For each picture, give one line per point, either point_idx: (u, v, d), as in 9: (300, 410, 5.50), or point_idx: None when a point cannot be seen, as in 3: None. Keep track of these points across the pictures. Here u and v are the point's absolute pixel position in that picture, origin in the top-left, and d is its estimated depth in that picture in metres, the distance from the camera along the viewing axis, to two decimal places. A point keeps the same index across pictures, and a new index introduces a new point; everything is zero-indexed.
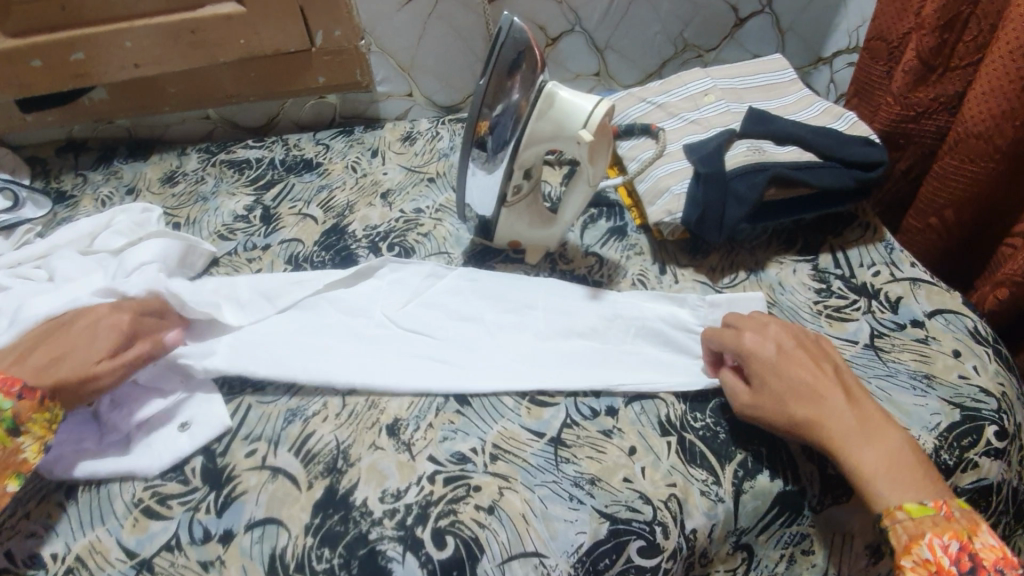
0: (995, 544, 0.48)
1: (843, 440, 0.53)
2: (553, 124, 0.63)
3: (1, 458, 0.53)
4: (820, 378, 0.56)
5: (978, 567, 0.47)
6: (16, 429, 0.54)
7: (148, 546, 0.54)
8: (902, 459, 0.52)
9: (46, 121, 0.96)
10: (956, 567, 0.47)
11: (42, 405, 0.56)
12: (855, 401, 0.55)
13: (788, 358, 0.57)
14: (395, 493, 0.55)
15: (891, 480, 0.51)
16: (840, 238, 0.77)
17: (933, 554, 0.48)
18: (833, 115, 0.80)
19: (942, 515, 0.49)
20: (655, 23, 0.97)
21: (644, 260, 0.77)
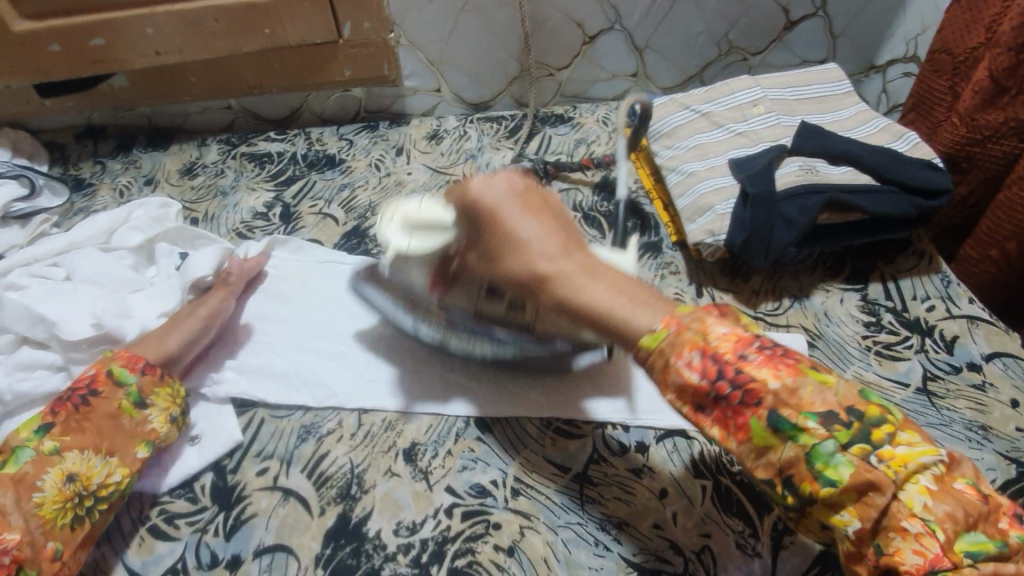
0: (728, 330, 0.43)
1: (565, 275, 0.50)
2: (420, 248, 0.59)
3: (130, 428, 0.56)
4: (544, 218, 0.53)
5: (723, 368, 0.42)
6: (141, 401, 0.57)
7: (153, 569, 0.52)
8: (623, 281, 0.49)
9: (65, 106, 0.93)
10: (707, 378, 0.42)
11: (164, 379, 0.59)
12: (570, 233, 0.53)
13: (501, 197, 0.54)
14: (411, 526, 0.53)
15: (622, 305, 0.47)
16: (892, 266, 0.72)
17: (680, 375, 0.43)
18: (894, 133, 0.74)
19: (675, 330, 0.44)
20: (700, 23, 0.90)
21: (680, 280, 0.72)
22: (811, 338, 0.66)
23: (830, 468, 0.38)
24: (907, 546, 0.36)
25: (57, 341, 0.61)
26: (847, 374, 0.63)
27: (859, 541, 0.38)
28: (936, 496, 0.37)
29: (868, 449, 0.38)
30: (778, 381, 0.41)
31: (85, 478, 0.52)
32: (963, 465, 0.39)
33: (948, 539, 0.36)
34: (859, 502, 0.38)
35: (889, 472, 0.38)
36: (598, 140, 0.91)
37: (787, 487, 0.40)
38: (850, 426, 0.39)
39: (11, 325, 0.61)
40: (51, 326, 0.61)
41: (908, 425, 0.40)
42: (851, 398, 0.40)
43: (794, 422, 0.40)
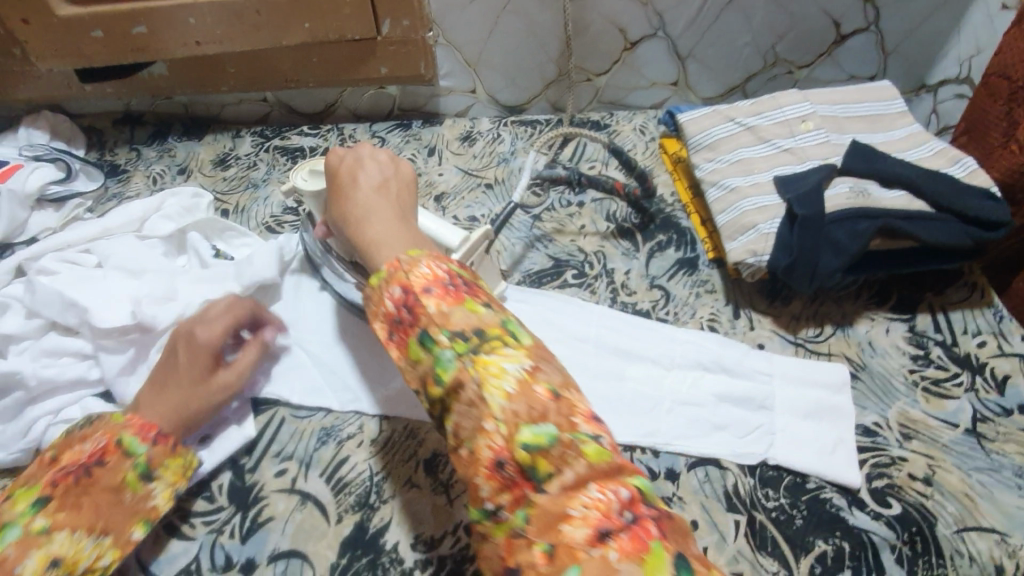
0: (428, 270, 0.45)
1: (361, 217, 0.52)
2: (313, 186, 0.62)
3: (130, 504, 0.49)
4: (376, 182, 0.56)
5: (410, 300, 0.44)
6: (148, 474, 0.50)
7: (167, 568, 0.51)
8: (404, 231, 0.51)
9: (104, 92, 0.93)
10: (394, 308, 0.45)
11: (176, 449, 0.52)
12: (400, 196, 0.55)
13: (354, 160, 0.57)
14: (428, 541, 0.51)
15: (379, 247, 0.50)
16: (942, 297, 0.68)
17: (382, 303, 0.46)
18: (950, 158, 0.71)
19: (393, 267, 0.46)
20: (746, 34, 0.87)
21: (716, 300, 0.69)
22: (854, 369, 0.63)
23: (442, 372, 0.41)
24: (485, 446, 0.38)
25: (86, 328, 0.61)
26: (891, 410, 0.60)
27: (458, 440, 0.40)
28: (511, 397, 0.38)
29: (470, 356, 0.40)
30: (435, 306, 0.43)
31: (72, 564, 0.45)
32: (552, 374, 0.40)
33: (510, 431, 0.37)
34: (455, 401, 0.40)
35: (472, 371, 0.39)
36: (634, 149, 0.88)
37: (424, 396, 0.43)
38: (469, 340, 0.41)
39: (42, 310, 0.61)
40: (81, 313, 0.61)
41: (528, 348, 0.41)
42: (488, 323, 0.43)
43: (430, 337, 0.42)
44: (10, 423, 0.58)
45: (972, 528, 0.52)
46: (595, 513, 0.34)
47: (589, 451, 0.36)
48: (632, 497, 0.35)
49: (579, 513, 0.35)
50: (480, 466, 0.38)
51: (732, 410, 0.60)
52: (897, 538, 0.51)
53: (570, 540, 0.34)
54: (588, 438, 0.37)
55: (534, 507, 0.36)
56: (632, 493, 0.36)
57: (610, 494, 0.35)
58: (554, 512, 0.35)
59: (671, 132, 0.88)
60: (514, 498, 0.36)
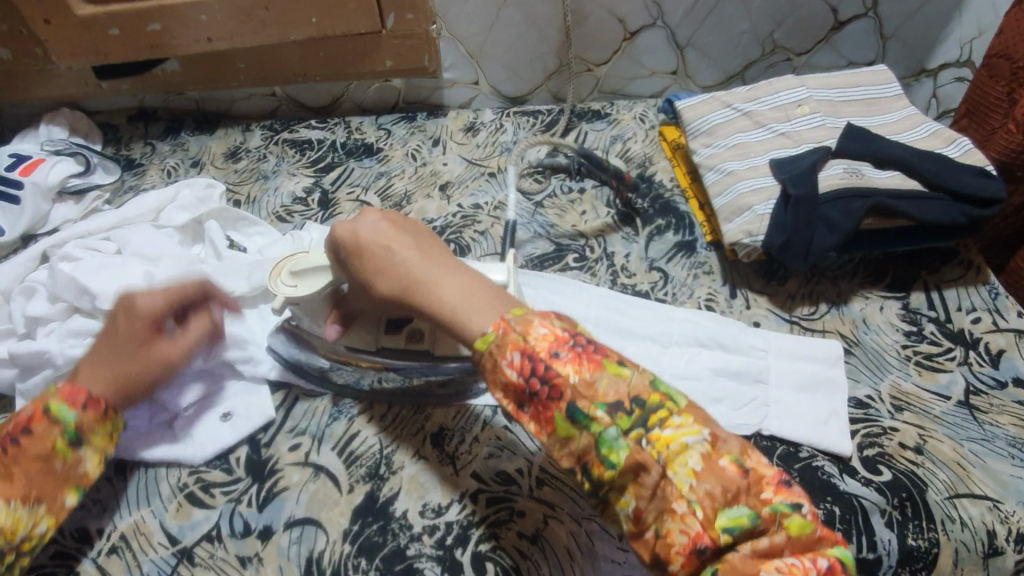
0: (549, 330, 0.42)
1: (432, 283, 0.48)
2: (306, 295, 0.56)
3: (62, 471, 0.50)
4: (410, 237, 0.52)
5: (544, 370, 0.41)
6: (79, 441, 0.51)
7: (189, 533, 0.54)
8: (479, 291, 0.47)
9: (119, 89, 0.96)
10: (524, 379, 0.42)
11: (106, 416, 0.53)
12: (439, 248, 0.52)
13: (369, 230, 0.52)
14: (436, 509, 0.54)
15: (471, 314, 0.45)
16: (937, 275, 0.70)
17: (501, 373, 0.42)
18: (945, 139, 0.72)
19: (501, 333, 0.43)
20: (744, 21, 0.89)
21: (713, 281, 0.71)
22: (848, 345, 0.65)
23: (612, 453, 0.39)
24: (674, 526, 0.38)
25: (107, 310, 0.64)
26: (884, 383, 0.62)
27: (639, 522, 0.40)
28: (700, 476, 0.39)
29: (643, 434, 0.40)
30: (578, 377, 0.41)
31: (8, 532, 0.47)
32: (727, 441, 0.41)
33: (707, 514, 0.38)
34: (634, 484, 0.39)
35: (654, 453, 0.39)
36: (634, 136, 0.90)
37: (584, 474, 0.41)
38: (632, 414, 0.40)
39: (65, 293, 0.64)
40: (102, 296, 0.64)
41: (688, 409, 0.41)
42: (639, 388, 0.41)
43: (585, 413, 0.40)
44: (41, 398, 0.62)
45: (963, 495, 0.54)
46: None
47: (791, 523, 0.38)
48: (831, 565, 0.37)
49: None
50: (673, 552, 0.38)
51: (727, 384, 0.62)
52: (887, 502, 0.53)
53: None
54: (789, 511, 0.38)
55: (721, 563, 0.37)
56: (830, 562, 0.38)
57: (809, 562, 0.37)
58: (747, 574, 0.37)
59: (671, 119, 0.89)
60: (705, 568, 0.38)
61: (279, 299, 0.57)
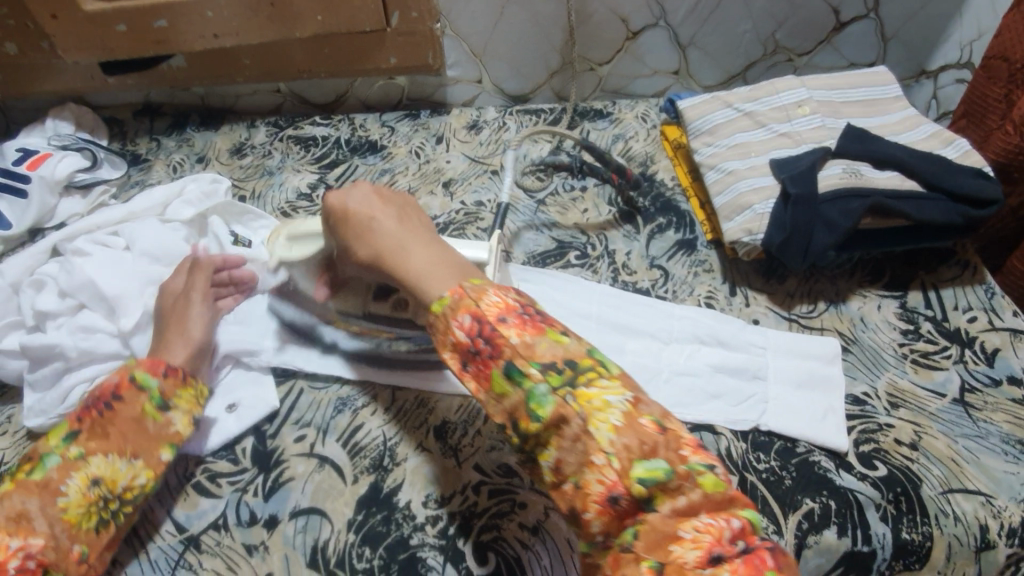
0: (499, 299, 0.45)
1: (398, 251, 0.52)
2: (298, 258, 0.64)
3: (153, 430, 0.54)
4: (393, 211, 0.55)
5: (488, 330, 0.43)
6: (164, 404, 0.55)
7: (196, 523, 0.54)
8: (445, 261, 0.50)
9: (125, 84, 0.97)
10: (471, 340, 0.44)
11: (186, 381, 0.57)
12: (422, 224, 0.55)
13: (356, 202, 0.55)
14: (439, 499, 0.54)
15: (428, 279, 0.48)
16: (934, 275, 0.71)
17: (450, 333, 0.45)
18: (944, 140, 0.73)
19: (456, 299, 0.45)
20: (746, 22, 0.89)
21: (713, 278, 0.72)
22: (846, 343, 0.66)
23: (539, 408, 0.41)
24: (592, 477, 0.40)
25: (115, 303, 0.65)
26: (881, 381, 0.63)
27: (560, 473, 0.41)
28: (619, 432, 0.40)
29: (569, 390, 0.41)
30: (518, 339, 0.43)
31: (110, 481, 0.51)
32: (652, 405, 0.42)
33: (624, 467, 0.39)
34: (557, 436, 0.41)
35: (576, 408, 0.41)
36: (636, 135, 0.90)
37: (513, 429, 0.43)
38: (563, 373, 0.42)
39: (74, 286, 0.65)
40: (109, 288, 0.64)
41: (618, 375, 0.43)
42: (575, 353, 0.43)
43: (520, 370, 0.42)
44: (49, 390, 0.62)
45: (956, 490, 0.55)
46: (707, 537, 0.38)
47: (706, 482, 0.39)
48: (742, 527, 0.39)
49: (690, 535, 0.38)
50: (591, 500, 0.40)
51: (727, 380, 0.63)
52: (883, 497, 0.54)
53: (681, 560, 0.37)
54: (702, 469, 0.40)
55: (643, 524, 0.39)
56: (742, 522, 0.39)
57: (722, 521, 0.38)
58: (665, 532, 0.38)
59: (672, 119, 0.90)
60: (624, 522, 0.40)
61: (274, 259, 0.66)
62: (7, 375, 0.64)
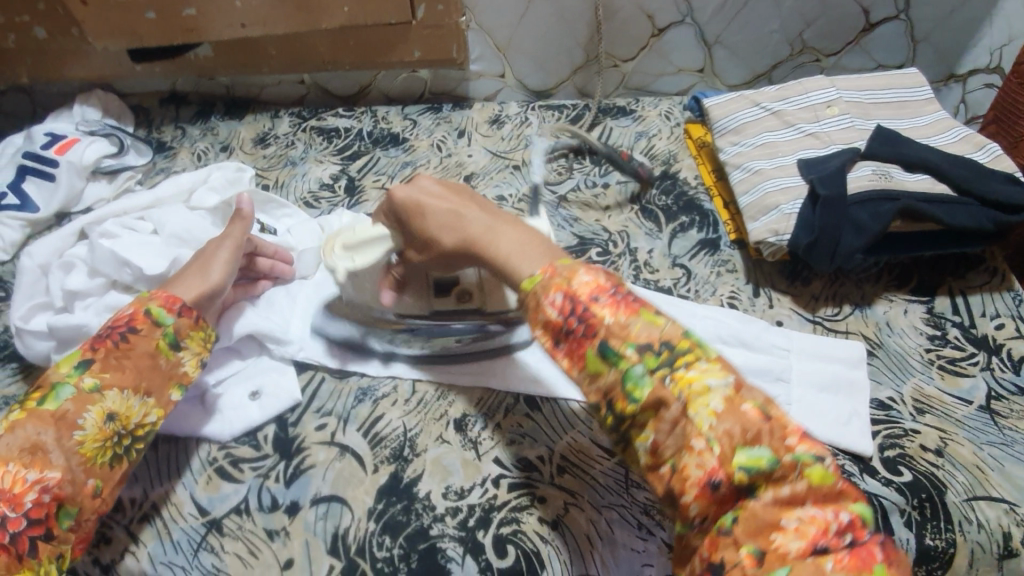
0: (592, 276, 0.42)
1: (487, 236, 0.48)
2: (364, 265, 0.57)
3: (165, 369, 0.55)
4: (466, 199, 0.52)
5: (582, 310, 0.41)
6: (177, 344, 0.55)
7: (219, 506, 0.55)
8: (538, 243, 0.47)
9: (152, 72, 0.98)
10: (562, 318, 0.42)
11: (199, 323, 0.57)
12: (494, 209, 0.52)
13: (429, 195, 0.52)
14: (459, 491, 0.55)
15: (522, 258, 0.45)
16: (962, 281, 0.69)
17: (542, 311, 0.42)
18: (975, 144, 0.72)
19: (547, 277, 0.43)
20: (775, 21, 0.88)
21: (737, 279, 0.72)
22: (872, 347, 0.65)
23: (635, 389, 0.39)
24: (691, 462, 0.37)
25: (144, 286, 0.66)
26: (906, 386, 0.62)
27: (657, 455, 0.39)
28: (721, 417, 0.37)
29: (668, 372, 0.39)
30: (617, 320, 0.41)
31: (124, 417, 0.52)
32: (754, 390, 0.39)
33: (725, 453, 0.37)
34: (654, 419, 0.39)
35: (676, 391, 0.38)
36: (659, 133, 0.90)
37: (606, 407, 0.41)
38: (659, 354, 0.40)
39: (103, 268, 0.66)
40: (137, 272, 0.65)
41: (717, 358, 0.40)
42: (671, 335, 0.41)
43: (615, 351, 0.40)
44: None
45: (980, 497, 0.54)
46: (813, 528, 0.35)
47: (813, 474, 0.37)
48: (853, 520, 0.36)
49: (794, 525, 0.36)
50: (689, 486, 0.37)
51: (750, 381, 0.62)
52: (907, 503, 0.54)
53: (783, 549, 0.35)
54: (812, 461, 0.37)
55: (743, 510, 0.36)
56: (853, 516, 0.36)
57: (830, 514, 0.36)
58: (767, 520, 0.36)
59: (696, 118, 0.90)
60: (723, 508, 0.37)
61: (340, 274, 0.58)
62: (34, 356, 0.65)
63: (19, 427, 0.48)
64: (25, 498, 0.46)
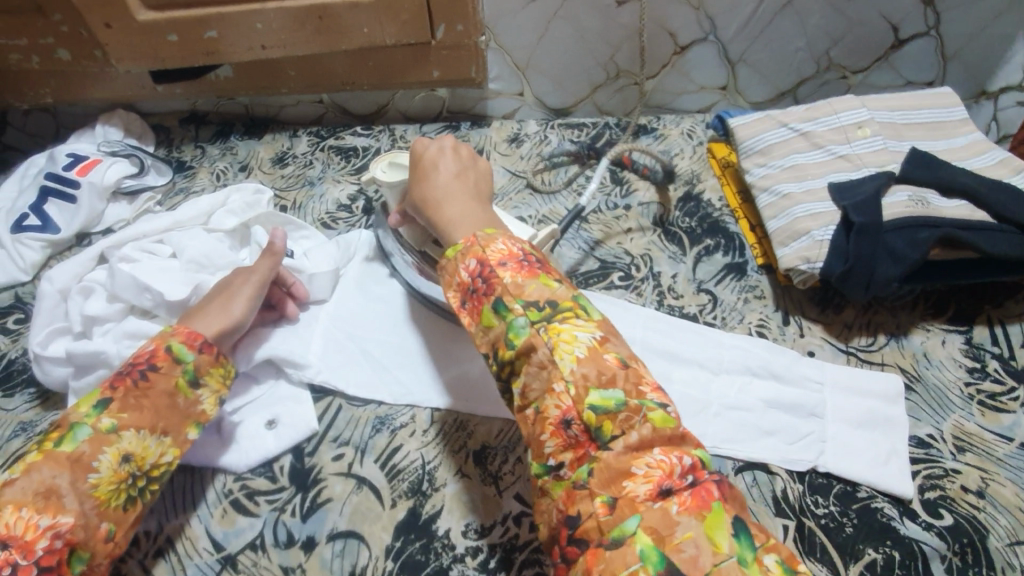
0: (503, 247, 0.50)
1: (440, 205, 0.56)
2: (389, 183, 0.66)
3: (183, 408, 0.54)
4: (457, 168, 0.59)
5: (484, 271, 0.48)
6: (196, 381, 0.55)
7: (234, 541, 0.54)
8: (473, 217, 0.55)
9: (174, 92, 0.98)
10: (471, 280, 0.49)
11: (219, 360, 0.57)
12: (476, 187, 0.59)
13: (434, 154, 0.60)
14: (479, 529, 0.53)
15: (454, 229, 0.53)
16: (1001, 310, 0.67)
17: (456, 274, 0.50)
18: (1014, 167, 0.69)
19: (467, 246, 0.51)
20: (800, 39, 0.86)
21: (765, 305, 0.69)
22: (909, 380, 0.62)
23: (515, 337, 0.45)
24: (552, 403, 0.43)
25: (164, 310, 0.65)
26: (946, 422, 0.59)
27: (525, 398, 0.45)
28: (581, 362, 0.43)
29: (545, 324, 0.45)
30: (512, 280, 0.47)
31: (140, 458, 0.51)
32: (620, 348, 0.45)
33: (580, 394, 0.42)
34: (525, 364, 0.45)
35: (546, 338, 0.44)
36: (681, 153, 0.88)
37: (494, 358, 0.47)
38: (543, 310, 0.46)
39: (123, 292, 0.66)
40: (157, 296, 0.65)
41: (597, 320, 0.46)
42: (559, 297, 0.47)
43: (505, 306, 0.46)
44: None
45: None
46: (658, 472, 0.39)
47: (655, 418, 0.41)
48: (693, 464, 0.40)
49: (643, 471, 0.39)
50: (548, 423, 0.43)
51: (781, 416, 0.60)
52: (949, 549, 0.51)
53: (632, 494, 0.39)
54: (654, 406, 0.42)
55: (597, 462, 0.40)
56: (693, 460, 0.40)
57: (674, 458, 0.40)
58: (618, 469, 0.40)
59: (720, 137, 0.88)
60: (580, 458, 0.41)
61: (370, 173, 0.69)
62: (51, 382, 0.64)
63: (34, 470, 0.47)
64: (37, 545, 0.45)
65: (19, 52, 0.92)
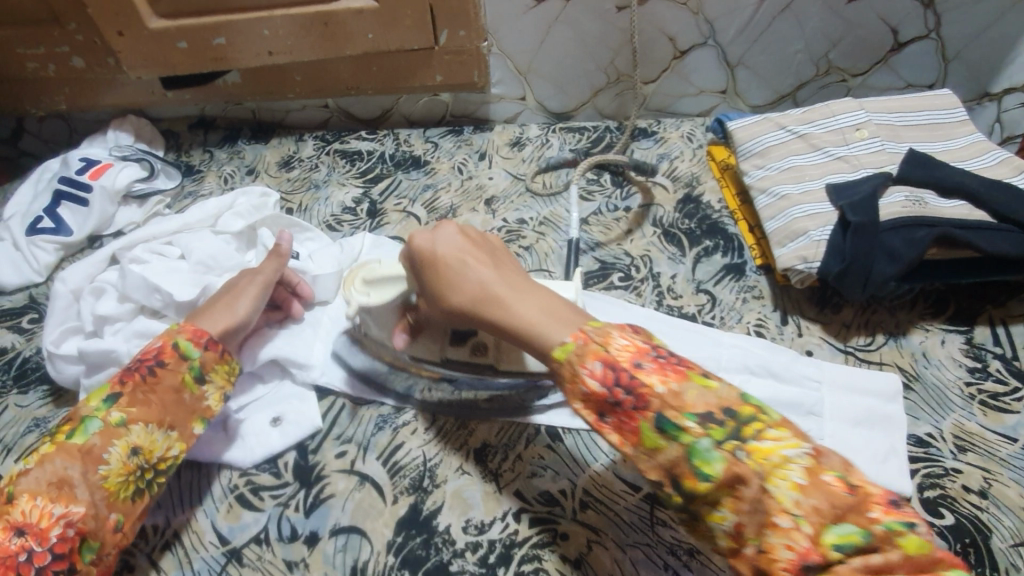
0: (629, 341, 0.43)
1: (505, 299, 0.48)
2: (381, 303, 0.57)
3: (189, 403, 0.55)
4: (488, 254, 0.52)
5: (624, 378, 0.42)
6: (201, 377, 0.56)
7: (239, 536, 0.55)
8: (558, 305, 0.48)
9: (183, 99, 1.00)
10: (606, 389, 0.42)
11: (223, 357, 0.58)
12: (515, 267, 0.52)
13: (448, 247, 0.51)
14: (479, 525, 0.54)
15: (552, 326, 0.46)
16: (1003, 310, 0.67)
17: (583, 382, 0.43)
18: (1014, 167, 0.69)
19: (581, 344, 0.44)
20: (799, 41, 0.87)
21: (763, 305, 0.70)
22: (908, 380, 0.62)
23: (705, 465, 0.39)
24: (778, 541, 0.37)
25: (173, 310, 0.67)
26: (946, 422, 0.59)
27: (738, 538, 0.39)
28: (805, 490, 0.37)
29: (738, 445, 0.39)
30: (664, 387, 0.41)
31: (148, 451, 0.52)
32: (832, 458, 0.39)
33: (815, 531, 0.36)
34: (734, 498, 0.38)
35: (754, 466, 0.38)
36: (681, 155, 0.89)
37: (673, 487, 0.41)
38: (725, 424, 0.40)
39: (132, 292, 0.67)
40: (166, 296, 0.67)
41: (782, 423, 0.41)
42: (729, 401, 0.41)
43: (675, 424, 0.40)
44: None
45: None
46: None
47: (908, 543, 0.35)
48: None
49: None
50: (779, 566, 0.37)
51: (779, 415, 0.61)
52: (949, 548, 0.51)
53: None
54: (903, 528, 0.36)
55: None
56: None
57: None
58: None
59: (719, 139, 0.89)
60: None
61: (353, 305, 0.59)
62: (64, 380, 0.66)
63: (48, 461, 0.49)
64: (51, 532, 0.46)
65: (36, 60, 0.95)
